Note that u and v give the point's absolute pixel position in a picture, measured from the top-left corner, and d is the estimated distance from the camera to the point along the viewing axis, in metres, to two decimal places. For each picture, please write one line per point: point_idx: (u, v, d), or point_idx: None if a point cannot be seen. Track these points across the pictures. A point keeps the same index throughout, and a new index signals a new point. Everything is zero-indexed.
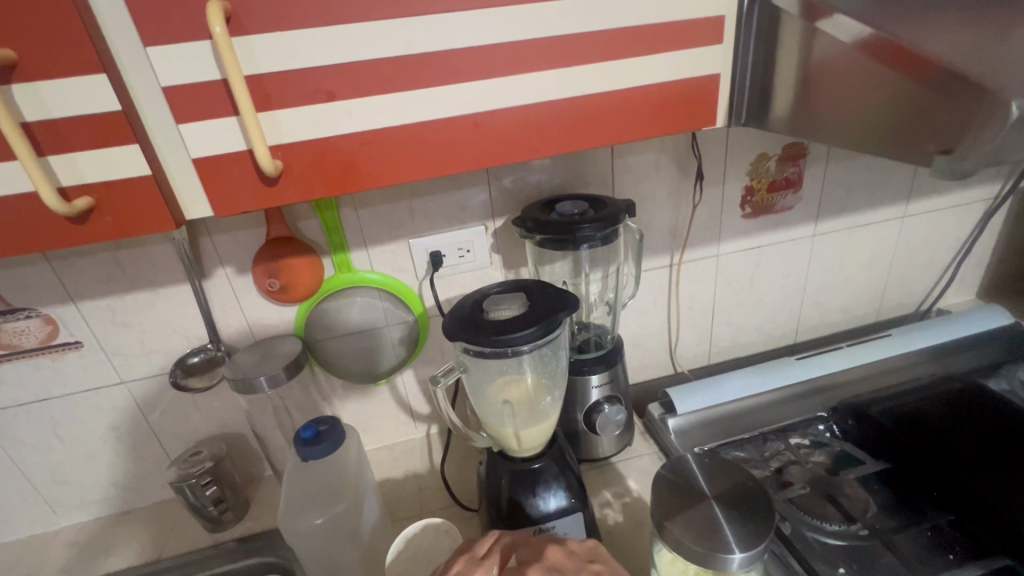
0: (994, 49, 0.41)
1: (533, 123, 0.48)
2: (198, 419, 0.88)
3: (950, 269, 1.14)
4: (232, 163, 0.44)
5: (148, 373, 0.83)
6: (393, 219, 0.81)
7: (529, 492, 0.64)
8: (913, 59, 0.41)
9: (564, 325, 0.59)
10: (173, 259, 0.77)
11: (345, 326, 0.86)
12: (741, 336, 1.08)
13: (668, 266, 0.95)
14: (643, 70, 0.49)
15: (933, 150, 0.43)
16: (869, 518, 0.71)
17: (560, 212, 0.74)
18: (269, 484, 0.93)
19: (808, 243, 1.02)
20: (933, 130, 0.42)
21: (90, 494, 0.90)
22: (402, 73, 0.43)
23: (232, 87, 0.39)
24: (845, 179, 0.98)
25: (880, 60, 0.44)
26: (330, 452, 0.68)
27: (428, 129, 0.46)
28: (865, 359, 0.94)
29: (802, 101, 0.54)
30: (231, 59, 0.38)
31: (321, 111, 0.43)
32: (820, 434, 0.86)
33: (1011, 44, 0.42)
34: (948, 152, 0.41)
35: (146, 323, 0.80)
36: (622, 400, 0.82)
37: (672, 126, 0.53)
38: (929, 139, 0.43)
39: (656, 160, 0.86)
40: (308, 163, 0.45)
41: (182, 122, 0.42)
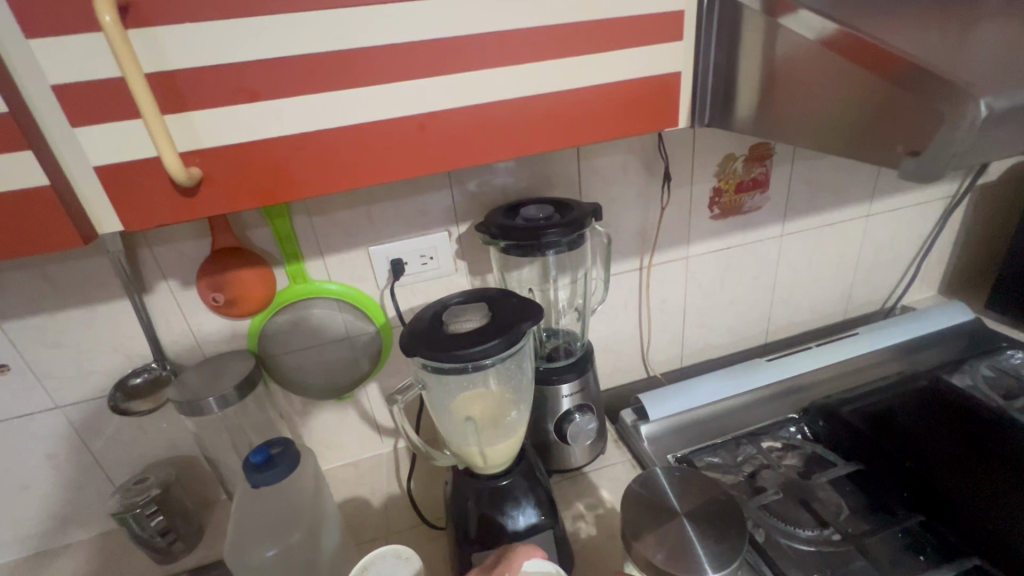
0: (954, 48, 0.40)
1: (485, 124, 0.45)
2: (144, 443, 0.82)
3: (913, 266, 1.16)
4: (144, 171, 0.39)
5: (86, 396, 0.77)
6: (351, 227, 0.77)
7: (497, 511, 0.61)
8: (880, 56, 0.40)
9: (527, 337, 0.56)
10: (109, 273, 0.71)
11: (302, 339, 0.82)
12: (712, 338, 1.07)
13: (638, 269, 0.94)
14: (599, 68, 0.47)
15: (902, 151, 0.41)
16: (842, 522, 0.70)
17: (524, 217, 0.72)
18: (224, 509, 0.88)
19: (776, 243, 1.02)
20: (896, 131, 0.41)
21: (25, 528, 0.83)
22: (335, 70, 0.40)
23: (133, 87, 0.35)
24: (811, 179, 0.98)
25: (840, 54, 0.43)
26: (286, 476, 0.63)
27: (368, 132, 0.43)
28: (832, 359, 0.93)
29: (766, 99, 0.52)
30: (128, 55, 0.34)
31: (244, 112, 0.39)
32: (792, 436, 0.85)
33: (967, 42, 0.41)
34: (916, 154, 0.40)
35: (82, 342, 0.74)
36: (594, 408, 0.80)
37: (633, 127, 0.50)
38: (896, 140, 0.41)
39: (623, 161, 0.84)
40: (232, 171, 0.41)
41: (81, 126, 0.37)
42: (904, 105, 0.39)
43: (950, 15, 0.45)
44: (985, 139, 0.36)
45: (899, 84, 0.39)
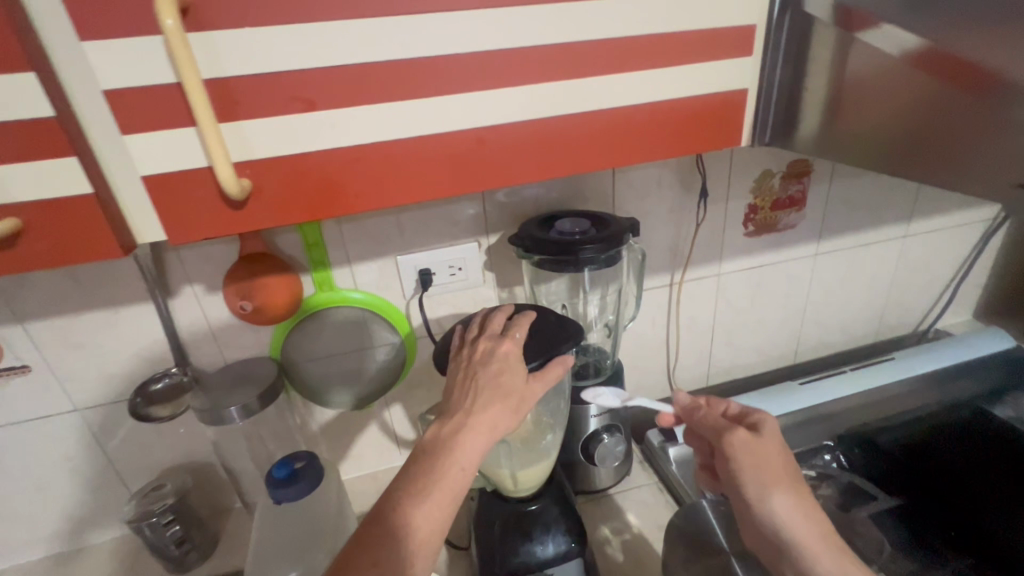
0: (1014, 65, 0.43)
1: (543, 139, 0.43)
2: (162, 448, 0.80)
3: (949, 289, 1.12)
4: (192, 182, 0.38)
5: (106, 399, 0.76)
6: (381, 235, 0.75)
7: (524, 537, 0.58)
8: (986, 76, 0.44)
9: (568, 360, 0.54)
10: (135, 275, 0.69)
11: (326, 347, 0.80)
12: (739, 357, 1.04)
13: (668, 285, 0.91)
14: (662, 83, 0.45)
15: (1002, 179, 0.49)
16: (885, 559, 0.67)
17: (560, 230, 0.69)
18: (239, 518, 0.86)
19: (811, 262, 0.99)
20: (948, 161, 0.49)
21: (39, 530, 0.82)
22: (396, 81, 0.38)
23: (188, 94, 0.34)
24: (849, 198, 0.95)
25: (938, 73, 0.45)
26: (307, 492, 0.61)
27: (424, 146, 0.41)
28: (865, 385, 0.89)
29: (832, 118, 0.50)
30: (186, 60, 0.33)
31: (300, 122, 0.37)
32: (826, 465, 0.82)
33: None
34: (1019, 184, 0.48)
35: (105, 345, 0.72)
36: (622, 428, 0.77)
37: (691, 146, 0.48)
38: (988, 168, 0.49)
39: (659, 175, 0.82)
40: (283, 183, 0.39)
41: (128, 133, 0.36)
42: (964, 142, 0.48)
43: None
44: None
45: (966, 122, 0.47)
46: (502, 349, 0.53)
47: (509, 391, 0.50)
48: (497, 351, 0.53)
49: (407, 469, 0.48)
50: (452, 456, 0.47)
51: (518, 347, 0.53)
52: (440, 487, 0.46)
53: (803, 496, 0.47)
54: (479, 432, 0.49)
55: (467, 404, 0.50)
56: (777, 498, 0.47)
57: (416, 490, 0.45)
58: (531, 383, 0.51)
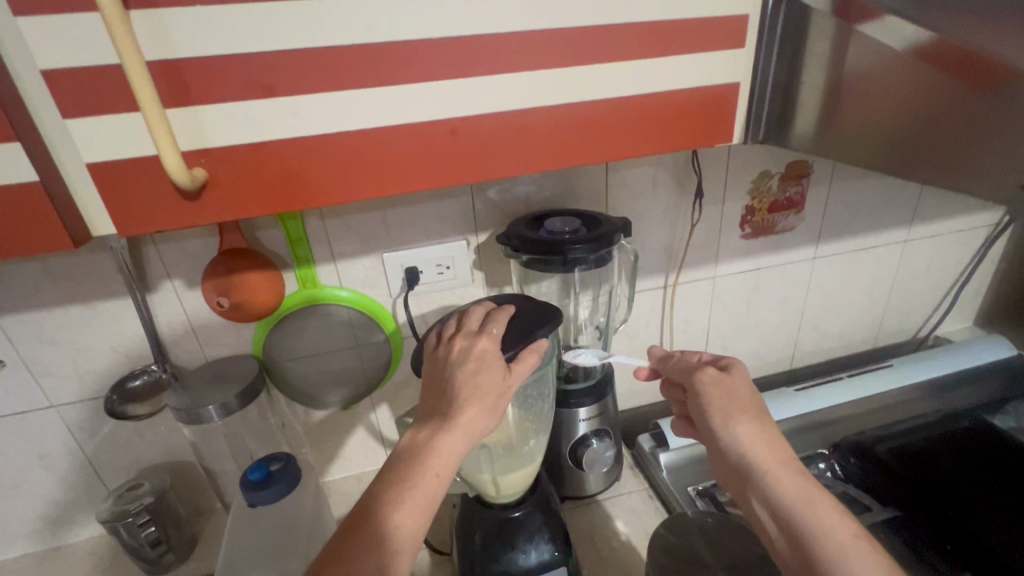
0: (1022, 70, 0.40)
1: (522, 131, 0.41)
2: (140, 447, 0.79)
3: (949, 295, 1.10)
4: (144, 172, 0.36)
5: (82, 396, 0.74)
6: (366, 231, 0.73)
7: (506, 545, 0.56)
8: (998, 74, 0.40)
9: (544, 345, 0.52)
10: (111, 269, 0.68)
11: (309, 346, 0.78)
12: (735, 362, 1.02)
13: (663, 287, 0.89)
14: (647, 75, 0.43)
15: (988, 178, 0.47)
16: None
17: (549, 229, 0.68)
18: (219, 518, 0.84)
19: (808, 266, 0.97)
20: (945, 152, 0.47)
21: (14, 529, 0.80)
22: (363, 67, 0.36)
23: (131, 77, 0.32)
24: (849, 201, 0.93)
25: (946, 68, 0.41)
26: (283, 495, 0.59)
27: (394, 137, 0.39)
28: (862, 392, 0.87)
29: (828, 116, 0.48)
30: (127, 40, 0.31)
31: (259, 109, 0.36)
32: (821, 474, 0.80)
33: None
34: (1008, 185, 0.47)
35: (80, 340, 0.71)
36: (611, 433, 0.75)
37: (679, 141, 0.46)
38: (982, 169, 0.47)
39: (653, 174, 0.80)
40: (242, 174, 0.37)
41: (71, 118, 0.34)
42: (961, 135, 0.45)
43: None
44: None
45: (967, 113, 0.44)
46: (477, 347, 0.50)
47: (486, 390, 0.48)
48: (472, 350, 0.50)
49: (383, 477, 0.46)
50: (427, 462, 0.45)
51: (496, 343, 0.50)
52: (415, 494, 0.44)
53: (762, 422, 0.49)
54: (456, 436, 0.46)
55: (442, 411, 0.48)
56: (739, 423, 0.49)
57: (391, 498, 0.43)
58: (509, 376, 0.49)
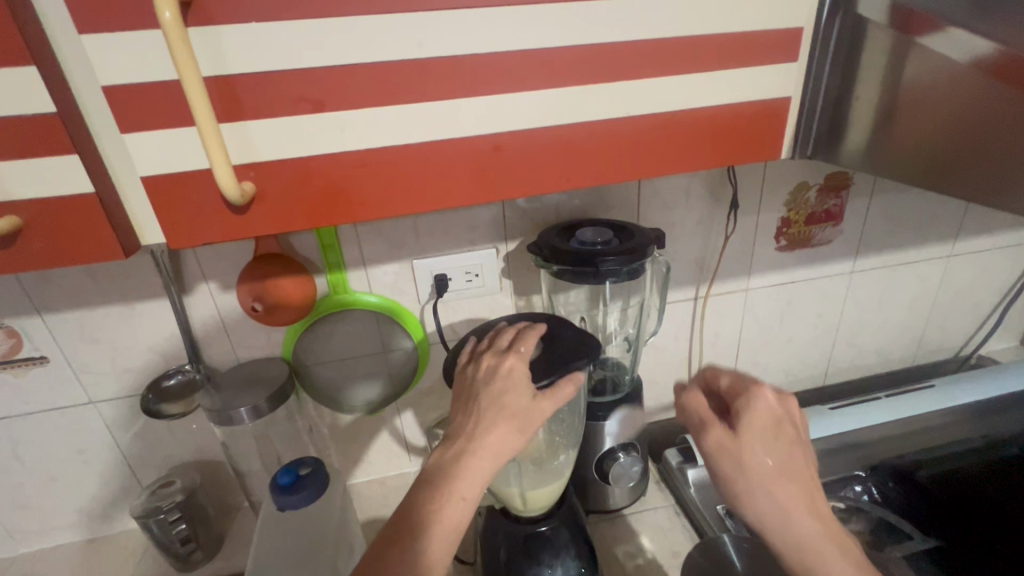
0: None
1: (564, 147, 0.41)
2: (173, 445, 0.80)
3: (995, 313, 1.05)
4: (195, 184, 0.36)
5: (120, 393, 0.76)
6: (397, 238, 0.74)
7: (533, 562, 0.55)
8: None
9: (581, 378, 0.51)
10: (150, 271, 0.69)
11: (338, 350, 0.79)
12: (766, 376, 1.00)
13: (693, 299, 0.87)
14: (694, 88, 0.42)
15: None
16: None
17: (581, 240, 0.67)
18: (246, 518, 0.85)
19: (845, 281, 0.94)
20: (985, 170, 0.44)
21: (52, 520, 0.82)
22: (409, 81, 0.36)
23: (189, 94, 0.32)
24: (891, 213, 0.89)
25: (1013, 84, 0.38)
26: (311, 500, 0.59)
27: (439, 151, 0.39)
28: (904, 413, 0.82)
29: (881, 130, 0.47)
30: (186, 58, 0.31)
31: (307, 124, 0.36)
32: (856, 497, 0.77)
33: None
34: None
35: (120, 339, 0.72)
36: (639, 447, 0.74)
37: (724, 156, 0.45)
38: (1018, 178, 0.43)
39: (687, 184, 0.78)
40: (289, 188, 0.37)
41: (128, 131, 0.34)
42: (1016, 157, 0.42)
43: None
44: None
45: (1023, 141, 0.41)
46: (505, 365, 0.50)
47: (515, 412, 0.48)
48: (500, 367, 0.50)
49: (410, 495, 0.45)
50: (455, 481, 0.45)
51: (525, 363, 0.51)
52: (442, 518, 0.43)
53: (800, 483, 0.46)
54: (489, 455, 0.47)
55: (468, 427, 0.48)
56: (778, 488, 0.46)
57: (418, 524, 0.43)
58: (539, 399, 0.49)
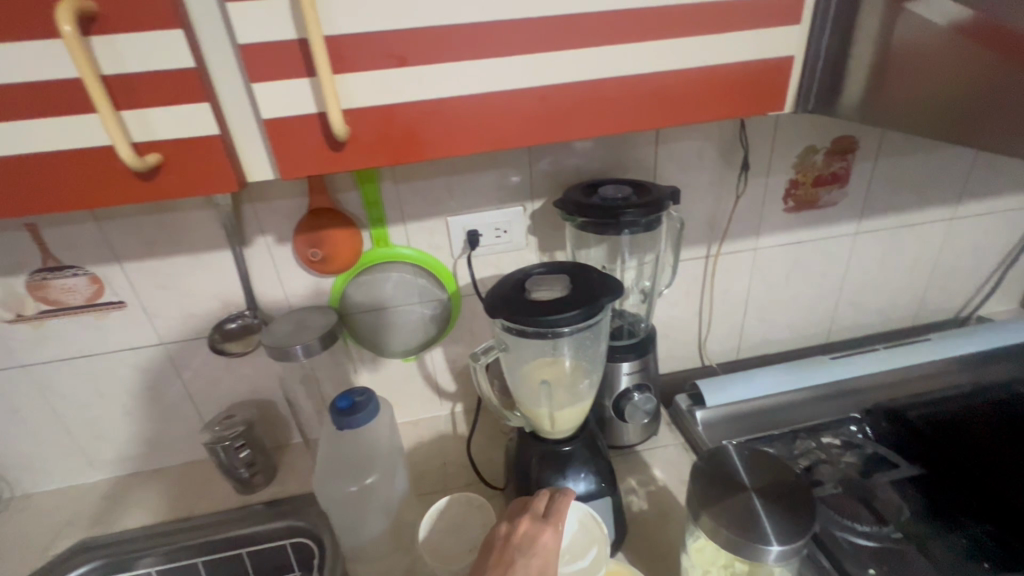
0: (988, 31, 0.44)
1: (599, 99, 0.47)
2: (233, 384, 0.90)
3: (994, 276, 1.10)
4: (302, 126, 0.43)
5: (187, 336, 0.85)
6: (434, 197, 0.81)
7: (559, 474, 0.63)
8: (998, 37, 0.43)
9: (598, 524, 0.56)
10: (216, 225, 0.78)
11: (379, 299, 0.87)
12: (771, 333, 1.06)
13: (704, 257, 0.94)
14: (711, 48, 0.48)
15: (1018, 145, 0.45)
16: (903, 523, 0.69)
17: (603, 196, 0.73)
18: (296, 452, 0.95)
19: (849, 241, 0.99)
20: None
21: (125, 450, 0.92)
22: (476, 42, 0.43)
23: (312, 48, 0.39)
24: (894, 177, 0.94)
25: (990, 49, 0.44)
26: (366, 420, 0.67)
27: (496, 100, 0.45)
28: (899, 363, 0.91)
29: (876, 87, 0.52)
30: (313, 17, 0.38)
31: (394, 76, 0.43)
32: (853, 434, 0.83)
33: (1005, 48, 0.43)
34: None
35: (188, 286, 0.81)
36: (652, 388, 0.81)
37: (736, 110, 0.51)
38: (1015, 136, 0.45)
39: (701, 147, 0.84)
40: (374, 130, 0.44)
41: (254, 82, 0.41)
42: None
43: None
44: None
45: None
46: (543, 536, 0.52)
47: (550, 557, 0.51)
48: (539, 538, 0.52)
49: None
50: None
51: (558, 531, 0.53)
52: None
53: None
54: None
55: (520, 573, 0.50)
56: None
57: None
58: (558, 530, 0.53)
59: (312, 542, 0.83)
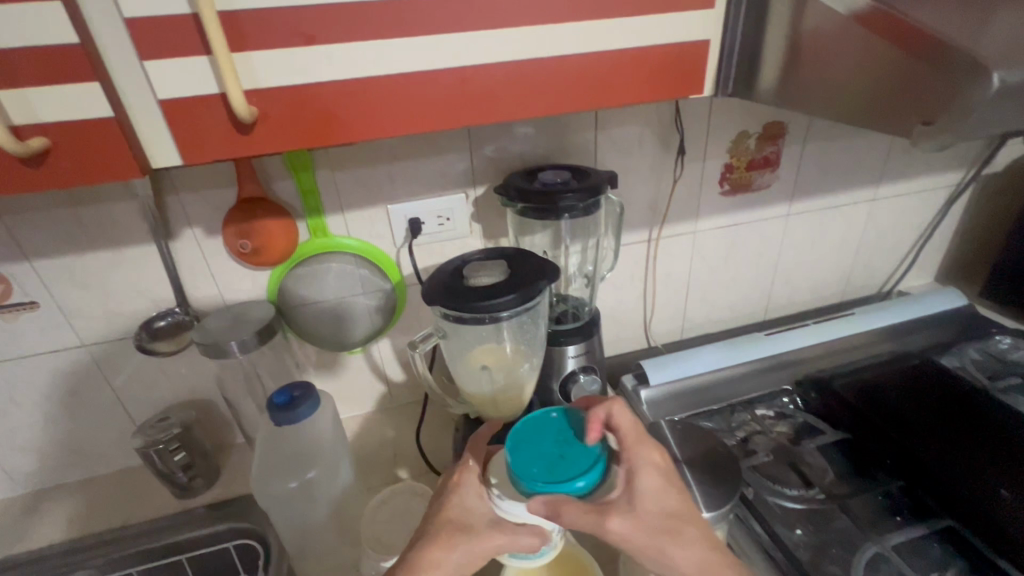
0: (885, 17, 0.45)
1: (521, 80, 0.47)
2: (166, 386, 0.85)
3: (913, 252, 1.18)
4: (205, 106, 0.42)
5: (111, 336, 0.80)
6: (372, 184, 0.79)
7: None
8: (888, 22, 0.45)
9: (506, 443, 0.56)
10: (137, 217, 0.73)
11: (320, 291, 0.84)
12: (713, 313, 1.10)
13: (647, 241, 0.96)
14: (632, 30, 0.48)
15: (916, 122, 0.45)
16: (827, 484, 0.74)
17: (543, 181, 0.74)
18: (239, 452, 0.92)
19: (782, 223, 1.04)
20: (918, 101, 0.44)
21: (49, 460, 0.87)
22: (389, 20, 0.42)
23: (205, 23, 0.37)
24: (821, 161, 0.99)
25: (881, 34, 0.46)
26: (305, 415, 0.65)
27: (414, 81, 0.45)
28: (828, 336, 0.97)
29: (789, 74, 0.55)
30: None
31: (302, 55, 0.41)
32: (784, 406, 0.89)
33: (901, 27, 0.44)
34: (930, 123, 0.44)
35: (109, 284, 0.76)
36: (598, 370, 0.83)
37: (659, 92, 0.52)
38: (913, 112, 0.45)
39: (640, 133, 0.85)
40: (286, 112, 0.43)
41: (147, 58, 0.40)
42: (940, 82, 0.42)
43: (970, 5, 0.47)
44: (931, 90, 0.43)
45: (943, 67, 0.41)
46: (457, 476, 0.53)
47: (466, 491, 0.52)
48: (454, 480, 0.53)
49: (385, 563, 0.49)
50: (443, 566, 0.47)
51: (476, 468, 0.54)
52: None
53: None
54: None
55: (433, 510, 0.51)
56: None
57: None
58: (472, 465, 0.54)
59: (257, 543, 0.80)
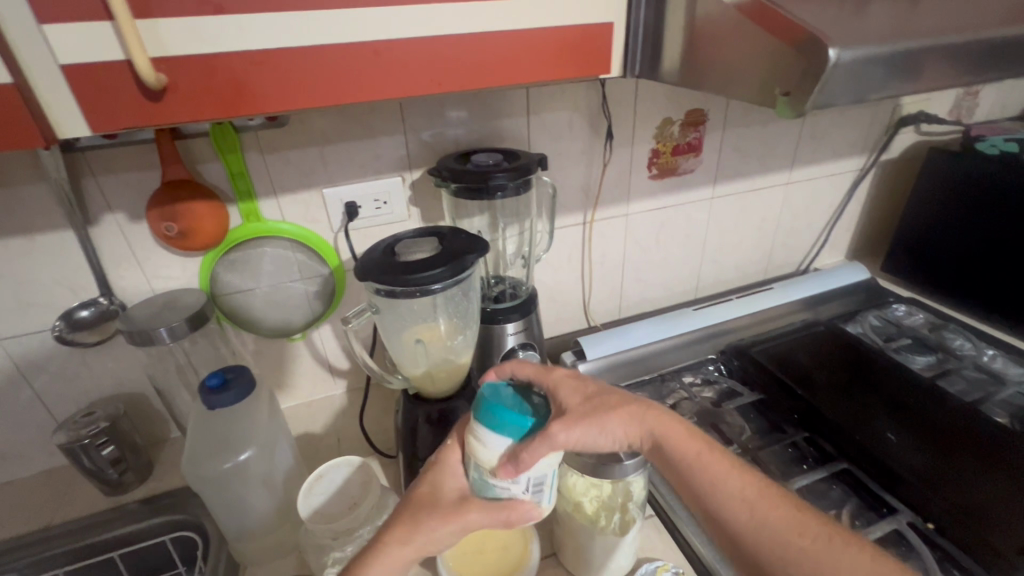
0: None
1: (438, 56, 0.50)
2: (90, 380, 0.82)
3: (825, 232, 1.29)
4: (111, 75, 0.42)
5: (27, 330, 0.76)
6: (305, 166, 0.79)
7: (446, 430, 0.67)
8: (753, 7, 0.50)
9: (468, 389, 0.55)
10: (51, 201, 0.70)
11: (255, 277, 0.83)
12: (647, 292, 1.17)
13: (581, 224, 1.01)
14: (544, 12, 0.52)
15: (779, 93, 0.50)
16: (744, 439, 0.81)
17: (475, 163, 0.76)
18: (176, 445, 0.90)
19: (707, 205, 1.11)
20: (779, 75, 0.49)
21: None
22: None
23: None
24: (738, 146, 1.07)
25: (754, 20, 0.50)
26: (240, 399, 0.66)
27: (328, 54, 0.46)
28: (749, 308, 1.04)
29: (691, 57, 0.59)
30: None
31: (211, 24, 0.42)
32: (709, 373, 0.96)
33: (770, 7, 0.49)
34: (788, 94, 0.49)
35: (22, 273, 0.72)
36: (537, 347, 0.85)
37: (572, 71, 0.56)
38: (776, 83, 0.50)
39: (569, 118, 0.89)
40: (197, 81, 0.44)
41: (45, 23, 0.39)
42: (796, 60, 0.47)
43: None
44: (787, 62, 0.48)
45: (795, 45, 0.46)
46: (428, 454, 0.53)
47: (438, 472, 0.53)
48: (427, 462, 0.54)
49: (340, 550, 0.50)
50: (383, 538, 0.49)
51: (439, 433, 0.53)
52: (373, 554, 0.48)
53: None
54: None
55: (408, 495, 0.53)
56: None
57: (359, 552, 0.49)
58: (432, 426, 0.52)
59: (196, 535, 0.79)
